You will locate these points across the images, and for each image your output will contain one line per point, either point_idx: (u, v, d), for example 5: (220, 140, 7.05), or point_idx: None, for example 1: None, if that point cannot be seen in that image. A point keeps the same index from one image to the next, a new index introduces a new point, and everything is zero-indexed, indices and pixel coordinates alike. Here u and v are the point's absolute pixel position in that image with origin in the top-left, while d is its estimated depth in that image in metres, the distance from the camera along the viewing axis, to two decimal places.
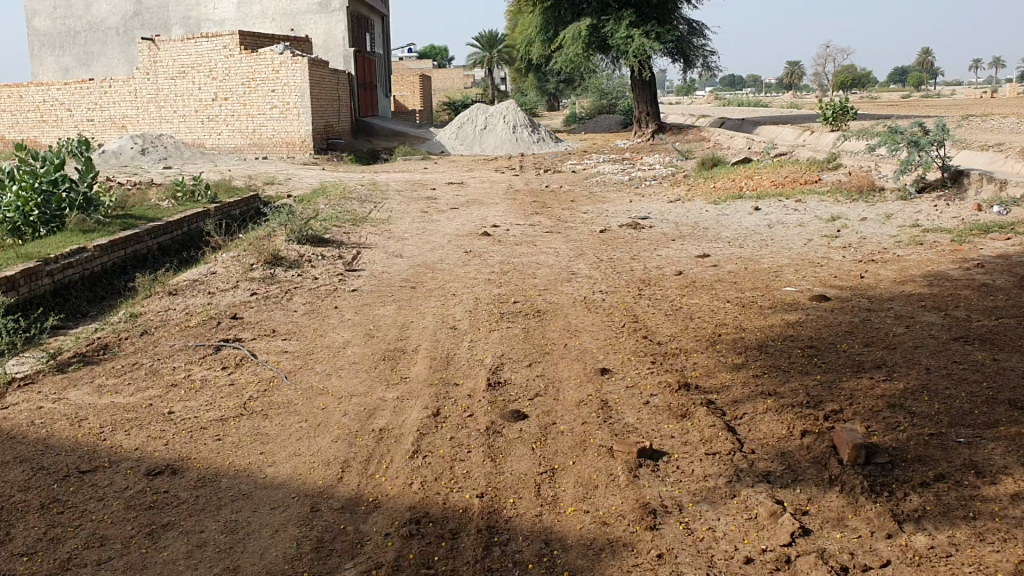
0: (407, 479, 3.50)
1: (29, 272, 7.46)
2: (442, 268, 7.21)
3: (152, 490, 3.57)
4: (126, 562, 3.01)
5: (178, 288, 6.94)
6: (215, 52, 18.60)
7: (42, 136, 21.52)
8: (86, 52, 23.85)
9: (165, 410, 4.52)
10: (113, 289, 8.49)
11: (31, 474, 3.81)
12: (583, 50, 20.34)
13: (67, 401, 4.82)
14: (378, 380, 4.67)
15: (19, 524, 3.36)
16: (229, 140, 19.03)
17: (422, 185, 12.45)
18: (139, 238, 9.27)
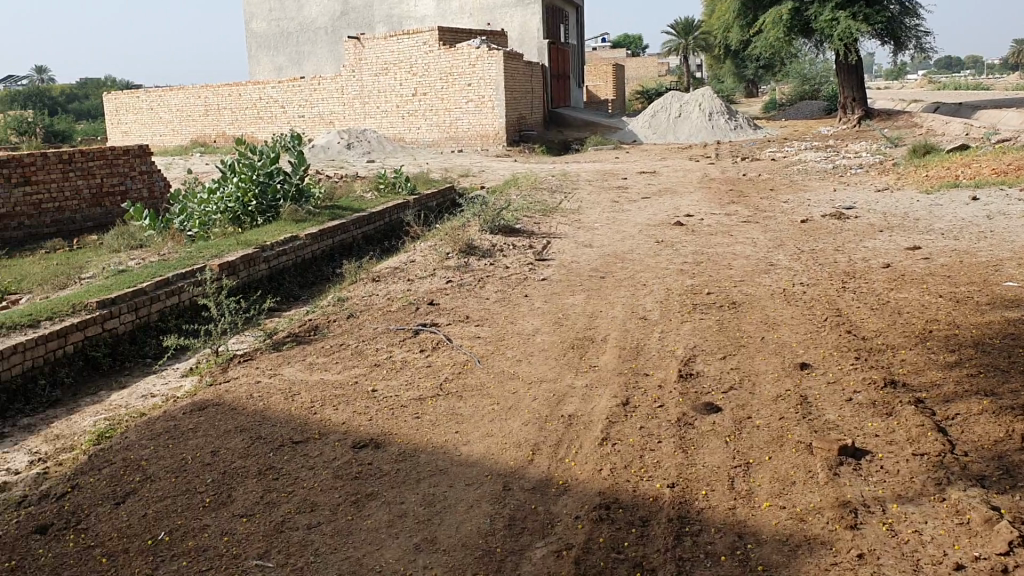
0: (597, 465, 3.51)
1: (248, 257, 8.07)
2: (633, 258, 7.18)
3: (357, 461, 3.77)
4: (333, 527, 3.20)
5: (379, 275, 7.28)
6: (415, 49, 19.28)
7: (259, 132, 23.11)
8: (298, 52, 25.37)
9: (368, 388, 4.76)
10: (322, 275, 9.02)
11: (251, 442, 4.13)
12: (784, 34, 19.73)
13: (281, 377, 5.19)
14: (569, 366, 4.71)
15: (239, 488, 3.64)
16: (427, 134, 19.68)
17: (613, 174, 12.44)
18: (345, 228, 9.78)
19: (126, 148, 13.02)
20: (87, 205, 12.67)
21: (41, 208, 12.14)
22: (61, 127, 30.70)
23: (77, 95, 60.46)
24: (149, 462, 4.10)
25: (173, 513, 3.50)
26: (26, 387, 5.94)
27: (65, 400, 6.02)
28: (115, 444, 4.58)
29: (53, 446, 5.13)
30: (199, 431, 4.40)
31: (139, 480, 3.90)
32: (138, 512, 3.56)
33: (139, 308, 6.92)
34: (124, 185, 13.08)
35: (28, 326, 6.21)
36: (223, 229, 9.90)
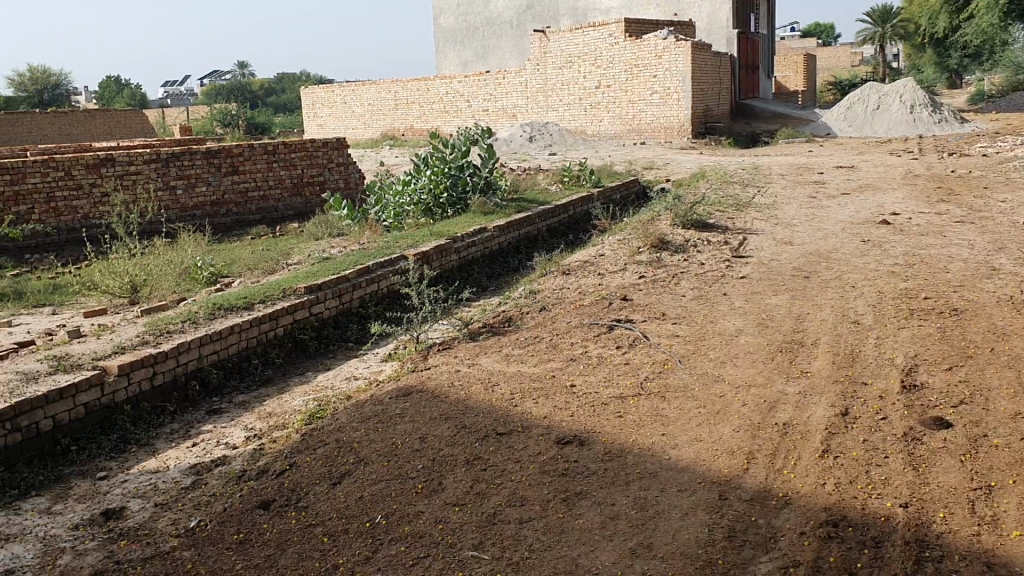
0: (819, 479, 3.33)
1: (440, 248, 8.25)
2: (838, 258, 6.85)
3: (563, 457, 3.74)
4: (545, 524, 3.18)
5: (571, 268, 7.25)
6: (601, 41, 19.23)
7: (445, 125, 23.67)
8: (483, 47, 25.82)
9: (568, 383, 4.73)
10: (509, 267, 9.10)
11: (457, 430, 4.18)
12: (999, 19, 18.38)
13: (480, 367, 5.25)
14: (777, 371, 4.51)
15: (449, 477, 3.69)
16: (610, 127, 19.54)
17: (808, 169, 11.95)
18: (531, 220, 9.82)
19: (325, 141, 13.61)
20: (289, 194, 13.36)
21: (247, 196, 12.90)
22: (262, 120, 32.57)
23: (274, 90, 64.03)
24: (360, 444, 4.24)
25: (388, 497, 3.59)
26: (241, 365, 6.31)
27: (275, 379, 6.35)
28: (326, 425, 4.77)
29: (266, 423, 5.41)
30: (406, 417, 4.50)
31: (352, 463, 4.03)
32: (355, 494, 3.68)
33: (341, 294, 7.22)
34: (322, 176, 13.69)
35: (243, 308, 6.59)
36: (416, 220, 10.16)
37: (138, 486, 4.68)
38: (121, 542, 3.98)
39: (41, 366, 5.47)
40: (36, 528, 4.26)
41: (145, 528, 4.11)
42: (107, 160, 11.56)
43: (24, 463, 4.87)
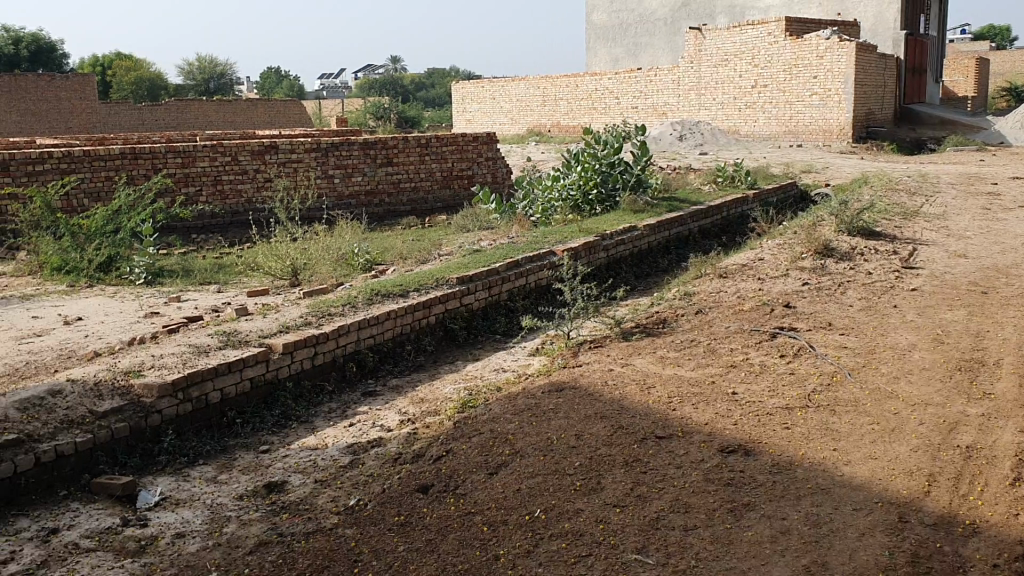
0: (1011, 509, 3.11)
1: (590, 245, 8.21)
2: (1020, 274, 6.41)
3: (728, 466, 3.62)
4: (712, 533, 3.08)
5: (728, 271, 7.06)
6: (759, 40, 18.73)
7: (592, 122, 23.59)
8: (636, 44, 25.62)
9: (729, 389, 4.59)
10: (660, 267, 8.96)
11: (615, 430, 4.12)
12: None
13: (635, 367, 5.17)
14: (958, 391, 4.25)
15: (609, 477, 3.64)
16: (764, 128, 19.00)
17: (982, 178, 11.27)
18: (683, 220, 9.64)
19: (476, 135, 13.77)
20: (438, 186, 13.57)
21: (399, 187, 13.19)
22: (412, 114, 33.31)
23: (424, 85, 65.45)
24: (517, 436, 4.23)
25: (547, 492, 3.57)
26: (394, 350, 6.44)
27: (426, 366, 6.45)
28: (480, 415, 4.79)
29: (419, 408, 5.49)
30: (562, 412, 4.48)
31: (509, 455, 4.03)
32: (513, 486, 3.68)
33: (492, 287, 7.28)
34: (472, 170, 13.86)
35: (399, 295, 6.72)
36: (565, 216, 10.14)
37: (298, 462, 4.83)
38: (283, 515, 4.11)
39: (212, 340, 5.73)
40: (204, 495, 4.45)
41: (305, 503, 4.23)
42: (271, 148, 12.07)
43: (193, 431, 5.11)
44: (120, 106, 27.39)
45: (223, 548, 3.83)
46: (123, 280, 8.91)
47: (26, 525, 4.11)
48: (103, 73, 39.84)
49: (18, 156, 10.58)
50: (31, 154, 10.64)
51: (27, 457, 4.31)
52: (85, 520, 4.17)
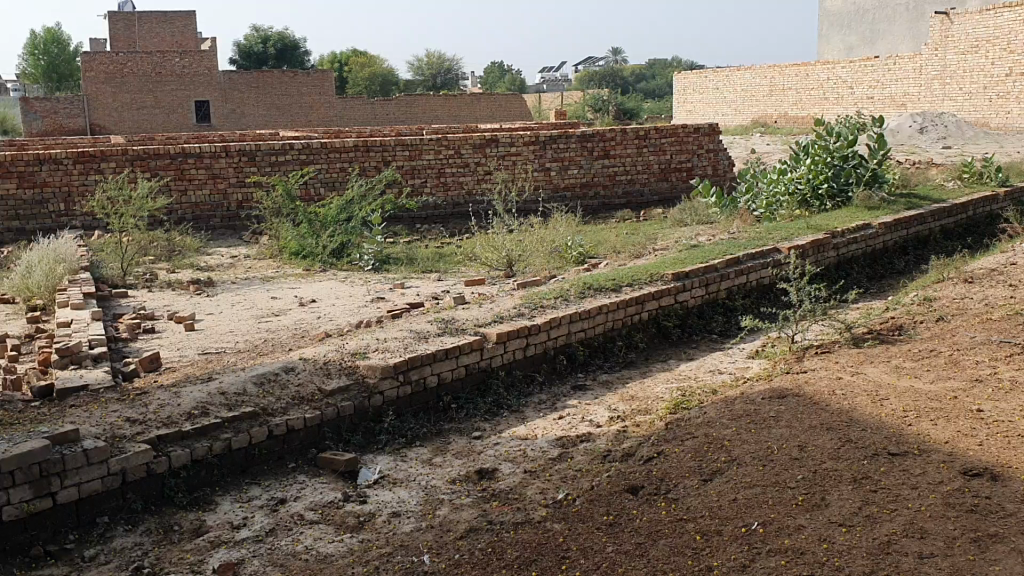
0: None
1: (818, 243, 7.79)
2: None
3: (972, 491, 3.29)
4: (952, 564, 2.81)
5: (974, 276, 6.48)
6: (1017, 23, 17.16)
7: (823, 113, 22.53)
8: (873, 30, 24.43)
9: (974, 406, 4.19)
10: (894, 269, 8.37)
11: (842, 443, 3.85)
12: None
13: (865, 376, 4.84)
14: None
15: (834, 492, 3.40)
16: (1019, 120, 17.26)
17: None
18: (923, 219, 8.97)
19: (698, 126, 13.46)
20: (656, 179, 13.36)
21: (616, 179, 13.12)
22: (631, 106, 33.11)
23: (644, 76, 64.94)
24: (734, 443, 4.05)
25: (765, 504, 3.39)
26: (606, 345, 6.38)
27: (638, 362, 6.35)
28: (695, 417, 4.64)
29: (630, 406, 5.40)
30: (783, 420, 4.24)
31: (725, 461, 3.86)
32: (729, 495, 3.51)
33: (709, 284, 7.06)
34: (691, 161, 13.54)
35: (613, 290, 6.66)
36: (790, 212, 9.68)
37: (509, 450, 4.86)
38: (493, 503, 4.15)
39: (431, 327, 5.90)
40: (419, 477, 4.58)
41: (515, 493, 4.25)
42: (492, 141, 12.37)
43: (411, 414, 5.27)
44: (355, 100, 29.03)
45: (435, 531, 3.91)
46: (351, 266, 9.40)
47: (258, 493, 4.39)
48: (342, 69, 42.31)
49: (264, 148, 11.45)
50: (275, 145, 11.48)
51: (261, 429, 4.61)
52: (310, 493, 4.40)
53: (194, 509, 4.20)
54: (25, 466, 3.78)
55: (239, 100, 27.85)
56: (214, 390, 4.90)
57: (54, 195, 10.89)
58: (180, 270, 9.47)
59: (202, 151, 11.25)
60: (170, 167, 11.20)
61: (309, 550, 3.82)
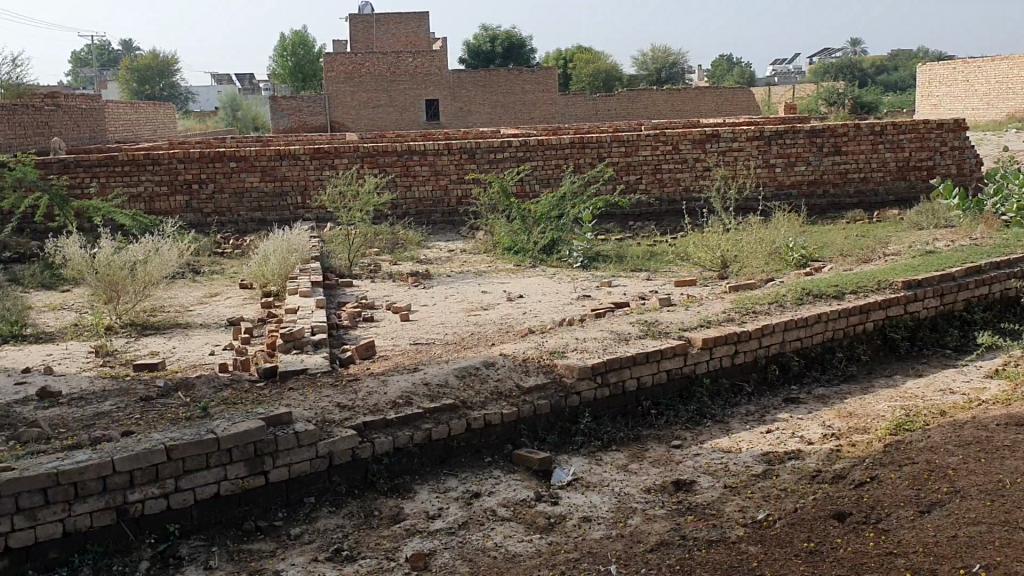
0: None
1: None
2: None
3: None
4: None
5: None
6: None
7: None
8: None
9: None
10: None
11: None
12: None
13: None
14: None
15: None
16: None
17: None
18: None
19: (941, 122, 12.46)
20: (892, 178, 12.50)
21: (847, 178, 12.39)
22: (870, 99, 31.20)
23: (886, 68, 61.00)
24: (958, 472, 3.68)
25: (990, 544, 3.06)
26: (824, 357, 6.02)
27: (858, 377, 5.94)
28: (916, 440, 4.27)
29: (845, 423, 5.05)
30: (1018, 451, 3.82)
31: (947, 492, 3.52)
32: (948, 530, 3.20)
33: (944, 294, 6.51)
34: (933, 159, 12.56)
35: (834, 297, 6.27)
36: None
37: (710, 462, 4.68)
38: (688, 517, 4.00)
39: (635, 328, 5.80)
40: (614, 482, 4.49)
41: (712, 508, 4.08)
42: (712, 136, 12.09)
43: (609, 417, 5.21)
44: (578, 97, 29.25)
45: (625, 540, 3.81)
46: (562, 263, 9.44)
47: (455, 485, 4.47)
48: (566, 66, 42.60)
49: (484, 146, 11.82)
50: (494, 142, 11.79)
51: (460, 422, 4.70)
52: (504, 489, 4.42)
53: (393, 496, 4.34)
54: (241, 444, 4.04)
55: (467, 99, 28.81)
56: (418, 381, 5.04)
57: (292, 188, 11.85)
58: (400, 262, 9.89)
59: (426, 148, 11.75)
60: (396, 164, 11.80)
61: (498, 547, 3.84)
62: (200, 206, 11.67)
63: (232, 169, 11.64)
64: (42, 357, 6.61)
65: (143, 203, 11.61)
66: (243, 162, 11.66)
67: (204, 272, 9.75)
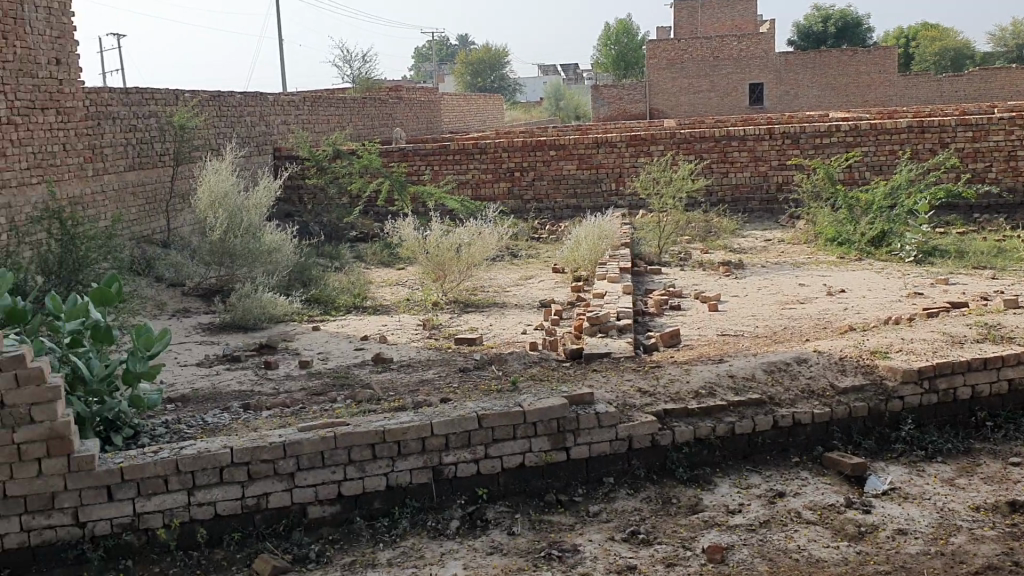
0: None
1: None
2: None
3: None
4: None
5: None
6: None
7: None
8: None
9: None
10: None
11: None
12: None
13: None
14: None
15: None
16: None
17: None
18: None
19: None
20: None
21: None
22: None
23: None
24: None
25: None
26: None
27: None
28: None
29: None
30: None
31: None
32: None
33: None
34: None
35: None
36: None
37: None
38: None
39: (969, 331, 5.30)
40: (936, 496, 4.11)
41: None
42: None
43: (936, 426, 4.79)
44: (920, 78, 27.19)
45: (945, 560, 3.49)
46: (891, 257, 8.78)
47: (757, 482, 4.32)
48: (908, 45, 39.66)
49: (810, 130, 11.88)
50: (821, 128, 11.84)
51: (766, 418, 4.56)
52: (811, 492, 4.21)
53: (693, 486, 4.29)
54: (546, 419, 4.21)
55: (793, 81, 27.65)
56: (724, 372, 4.96)
57: (608, 175, 12.36)
58: (713, 251, 9.77)
59: (747, 134, 11.98)
60: (714, 149, 12.10)
61: (801, 550, 3.66)
62: (521, 192, 12.49)
63: (552, 157, 12.34)
64: (377, 327, 7.30)
65: (471, 189, 12.57)
66: (563, 150, 12.31)
67: (522, 255, 10.26)
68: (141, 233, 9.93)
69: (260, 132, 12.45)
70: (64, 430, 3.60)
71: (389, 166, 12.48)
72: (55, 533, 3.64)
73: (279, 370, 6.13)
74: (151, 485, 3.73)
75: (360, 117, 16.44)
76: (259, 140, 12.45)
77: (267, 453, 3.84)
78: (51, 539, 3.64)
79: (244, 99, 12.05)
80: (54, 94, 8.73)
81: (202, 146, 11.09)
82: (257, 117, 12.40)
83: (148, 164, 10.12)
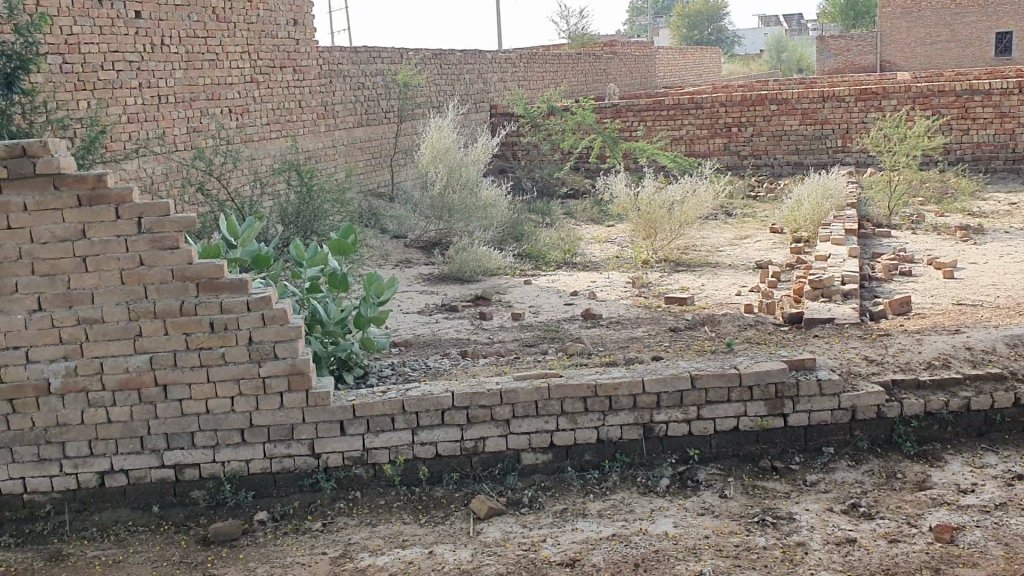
0: None
1: None
2: None
3: None
4: None
5: None
6: None
7: None
8: None
9: None
10: None
11: None
12: None
13: None
14: None
15: None
16: None
17: None
18: None
19: None
20: None
21: None
22: None
23: None
24: None
25: None
26: None
27: None
28: None
29: None
30: None
31: None
32: None
33: None
34: None
35: None
36: None
37: None
38: None
39: None
40: None
41: None
42: None
43: None
44: None
45: None
46: None
47: (994, 462, 4.03)
48: None
49: None
50: None
51: (1007, 394, 4.24)
52: None
53: (921, 462, 4.06)
54: (764, 384, 4.09)
55: None
56: (960, 344, 4.66)
57: (833, 131, 11.82)
58: (949, 213, 9.12)
59: (992, 88, 11.19)
60: (954, 104, 11.38)
61: None
62: (738, 148, 12.13)
63: (773, 112, 11.91)
64: (588, 283, 7.36)
65: (684, 145, 12.34)
66: (785, 105, 11.85)
67: (736, 214, 10.00)
68: (367, 186, 10.46)
69: (478, 89, 12.75)
70: (304, 367, 3.86)
71: (602, 122, 12.45)
72: (294, 462, 3.94)
73: (494, 321, 6.32)
74: (380, 423, 3.96)
75: (575, 73, 16.47)
76: (477, 97, 12.74)
77: (484, 399, 3.98)
78: (291, 467, 3.94)
79: (464, 57, 12.36)
80: (292, 53, 9.29)
81: (424, 103, 11.50)
82: (476, 74, 12.69)
83: (374, 121, 10.61)
